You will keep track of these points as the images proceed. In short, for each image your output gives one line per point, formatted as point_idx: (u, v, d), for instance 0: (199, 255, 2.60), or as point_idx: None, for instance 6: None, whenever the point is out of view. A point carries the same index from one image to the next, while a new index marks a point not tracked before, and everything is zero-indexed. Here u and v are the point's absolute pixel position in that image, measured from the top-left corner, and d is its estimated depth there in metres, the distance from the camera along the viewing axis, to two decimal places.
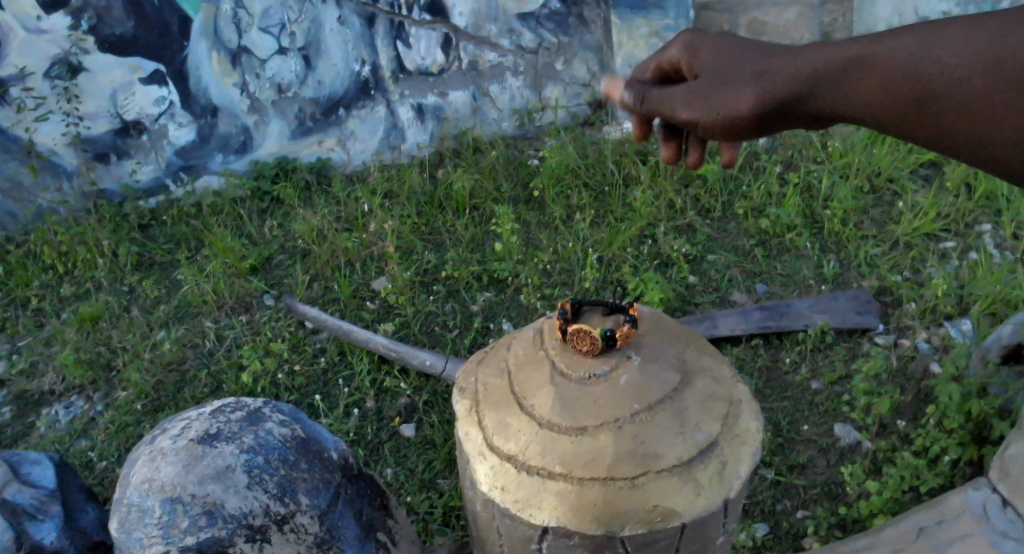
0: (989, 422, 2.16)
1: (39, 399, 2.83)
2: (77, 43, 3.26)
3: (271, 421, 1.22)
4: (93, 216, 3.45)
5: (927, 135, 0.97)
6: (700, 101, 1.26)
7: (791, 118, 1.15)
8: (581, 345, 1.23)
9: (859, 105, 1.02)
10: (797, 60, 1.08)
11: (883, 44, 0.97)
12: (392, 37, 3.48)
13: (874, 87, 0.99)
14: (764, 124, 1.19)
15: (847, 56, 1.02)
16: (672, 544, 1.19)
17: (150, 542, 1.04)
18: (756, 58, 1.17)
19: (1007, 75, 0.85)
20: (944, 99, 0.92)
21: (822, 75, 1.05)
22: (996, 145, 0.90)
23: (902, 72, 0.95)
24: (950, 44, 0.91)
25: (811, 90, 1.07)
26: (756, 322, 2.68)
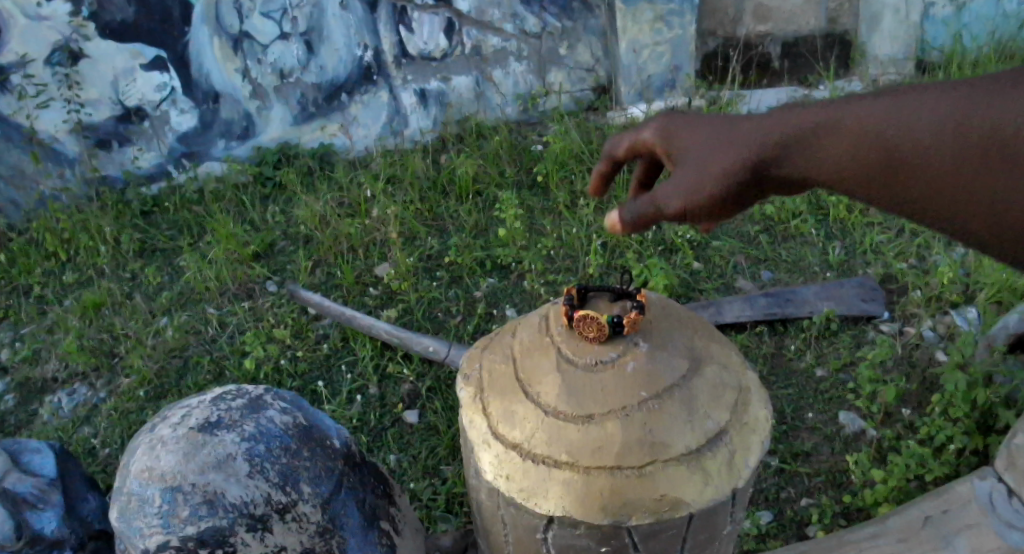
0: (995, 411, 2.14)
1: (42, 387, 2.83)
2: (78, 29, 3.23)
3: (272, 409, 1.21)
4: (95, 202, 3.42)
5: (898, 202, 0.93)
6: (679, 179, 1.08)
7: (764, 186, 1.05)
8: (589, 332, 1.19)
9: (833, 170, 0.95)
10: (767, 124, 1.00)
11: (851, 109, 0.92)
12: (394, 22, 3.44)
13: (844, 153, 0.93)
14: (743, 195, 1.06)
15: (815, 120, 0.96)
16: (680, 533, 1.17)
17: (150, 531, 1.03)
18: (733, 127, 1.05)
19: (976, 145, 0.82)
20: (914, 167, 0.88)
21: (795, 140, 0.97)
22: (968, 211, 0.86)
23: (870, 138, 0.90)
24: (918, 110, 0.86)
25: (785, 152, 0.99)
26: (761, 309, 2.66)
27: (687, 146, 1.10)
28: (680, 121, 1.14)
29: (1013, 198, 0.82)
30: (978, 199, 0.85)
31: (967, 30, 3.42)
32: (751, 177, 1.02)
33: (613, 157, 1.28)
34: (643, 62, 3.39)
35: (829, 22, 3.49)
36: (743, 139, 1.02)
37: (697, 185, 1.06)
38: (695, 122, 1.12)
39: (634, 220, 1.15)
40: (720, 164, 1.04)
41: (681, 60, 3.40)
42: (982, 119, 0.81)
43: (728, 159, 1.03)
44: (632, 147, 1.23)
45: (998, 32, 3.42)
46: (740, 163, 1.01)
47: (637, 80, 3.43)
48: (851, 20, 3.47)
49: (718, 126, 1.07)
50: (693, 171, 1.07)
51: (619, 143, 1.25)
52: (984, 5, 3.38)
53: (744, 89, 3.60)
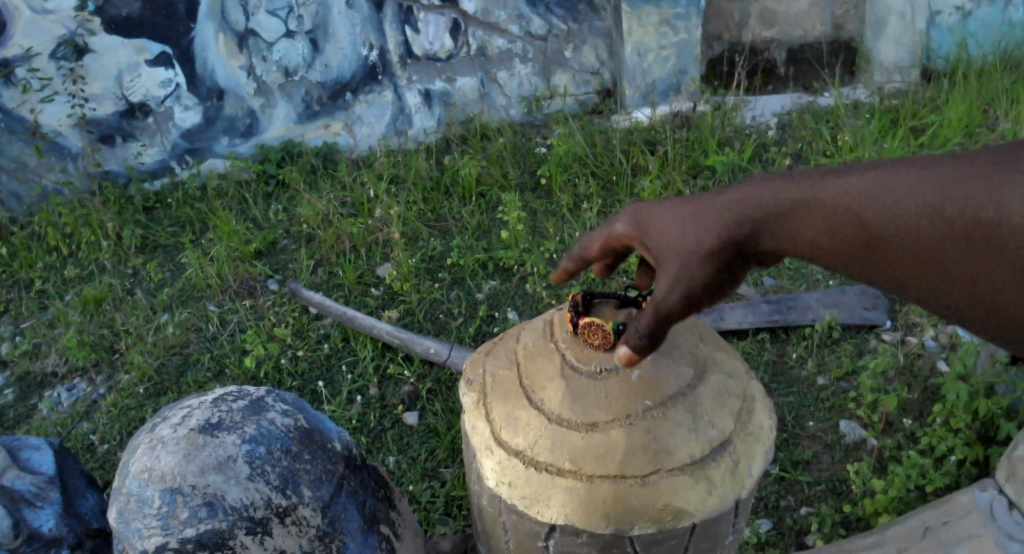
0: (996, 422, 2.13)
1: (42, 381, 2.82)
2: (83, 23, 3.23)
3: (274, 411, 1.20)
4: (98, 198, 3.42)
5: (881, 279, 0.87)
6: (664, 272, 0.97)
7: (750, 264, 0.97)
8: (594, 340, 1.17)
9: (816, 248, 0.88)
10: (743, 203, 0.92)
11: (829, 184, 0.86)
12: (400, 21, 3.44)
13: (825, 231, 0.86)
14: (731, 274, 0.96)
15: (791, 197, 0.89)
16: (682, 543, 1.16)
17: (149, 532, 1.02)
18: (712, 207, 0.94)
19: (960, 228, 0.77)
20: (896, 248, 0.82)
21: (775, 217, 0.90)
22: (954, 291, 0.82)
23: (850, 218, 0.84)
24: (898, 189, 0.81)
25: (766, 230, 0.91)
26: (763, 316, 2.66)
27: (662, 234, 0.98)
28: (646, 207, 1.02)
29: (1004, 282, 0.77)
30: (966, 279, 0.80)
31: (974, 37, 3.39)
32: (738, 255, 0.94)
33: (581, 259, 1.13)
34: (648, 65, 3.39)
35: (834, 29, 3.49)
36: (724, 220, 0.93)
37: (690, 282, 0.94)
38: (664, 206, 1.00)
39: (645, 340, 1.01)
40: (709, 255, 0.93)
41: (686, 64, 3.40)
42: (967, 201, 0.76)
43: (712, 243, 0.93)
44: (606, 244, 1.09)
45: (1004, 41, 3.39)
46: (724, 247, 0.93)
47: (642, 83, 3.43)
48: (857, 27, 3.46)
49: (692, 206, 0.96)
50: (677, 261, 0.95)
51: (591, 242, 1.11)
52: (990, 13, 3.35)
53: (748, 94, 3.59)
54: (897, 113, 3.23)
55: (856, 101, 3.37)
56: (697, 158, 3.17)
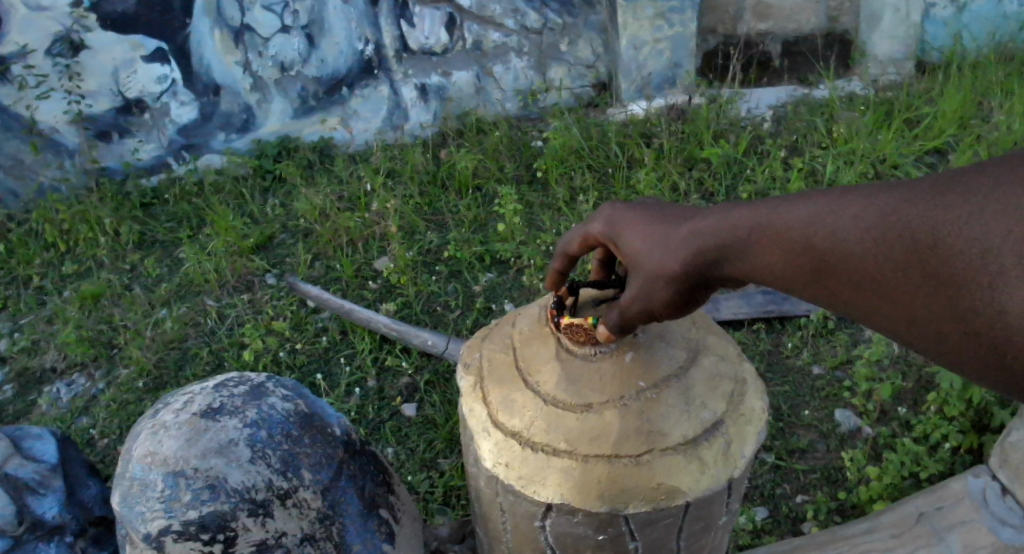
0: (989, 410, 2.16)
1: (40, 377, 2.84)
2: (79, 20, 3.23)
3: (274, 396, 1.22)
4: (94, 194, 3.43)
5: (837, 306, 0.84)
6: (634, 280, 1.03)
7: (718, 286, 0.98)
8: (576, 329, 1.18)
9: (772, 273, 0.88)
10: (707, 225, 0.93)
11: (781, 211, 0.85)
12: (395, 16, 3.45)
13: (781, 257, 0.85)
14: (692, 293, 0.99)
15: (753, 223, 0.88)
16: (676, 522, 1.19)
17: (153, 515, 1.05)
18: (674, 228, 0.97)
19: (899, 253, 0.73)
20: (842, 274, 0.80)
21: (733, 243, 0.90)
22: (904, 327, 0.77)
23: (805, 241, 0.82)
24: (844, 216, 0.78)
25: (725, 255, 0.92)
26: (759, 306, 2.69)
27: (633, 244, 1.03)
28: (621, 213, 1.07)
29: (942, 316, 0.71)
30: (910, 313, 0.75)
31: (968, 30, 3.43)
32: (697, 277, 0.96)
33: (567, 253, 1.20)
34: (644, 58, 3.40)
35: (829, 21, 3.51)
36: (688, 246, 0.95)
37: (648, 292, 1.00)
38: (637, 218, 1.04)
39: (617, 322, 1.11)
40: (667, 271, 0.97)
41: (681, 57, 3.41)
42: (909, 227, 0.72)
43: (671, 262, 0.96)
44: (582, 240, 1.15)
45: (999, 33, 3.43)
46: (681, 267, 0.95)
47: (637, 77, 3.43)
48: (851, 20, 3.47)
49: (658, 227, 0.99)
50: (642, 275, 1.01)
51: (571, 240, 1.18)
52: (986, 6, 3.38)
53: (743, 86, 3.60)
54: (892, 105, 3.25)
55: (850, 93, 3.40)
56: (692, 151, 3.19)
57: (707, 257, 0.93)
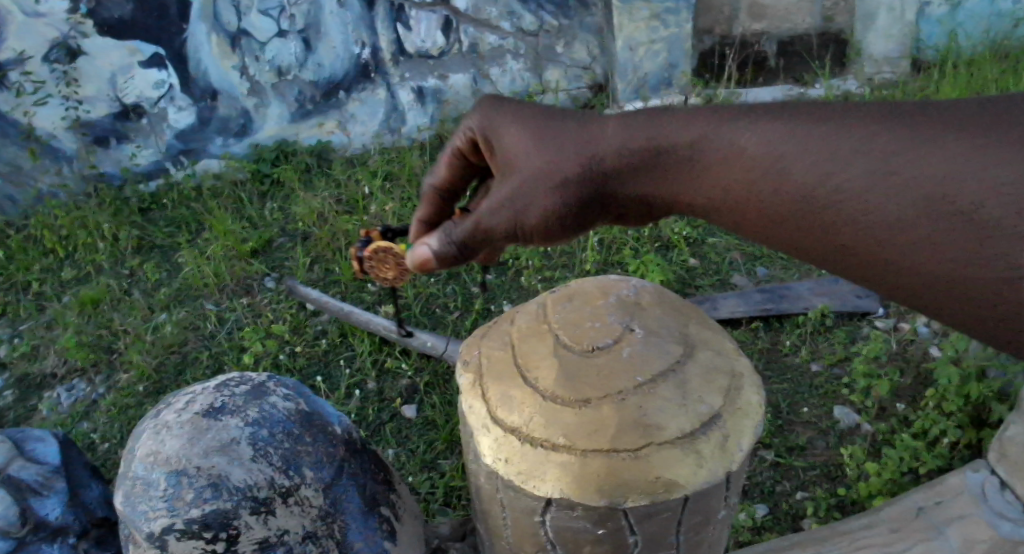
0: (987, 405, 2.17)
1: (41, 382, 2.84)
2: (76, 26, 3.24)
3: (275, 395, 1.23)
4: (93, 200, 3.44)
5: (806, 245, 0.86)
6: (510, 179, 1.04)
7: (619, 205, 1.03)
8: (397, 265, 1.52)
9: (729, 195, 0.90)
10: (611, 137, 0.97)
11: (761, 137, 0.86)
12: (392, 19, 3.46)
13: (752, 182, 0.87)
14: (584, 212, 1.04)
15: (694, 140, 0.91)
16: (674, 516, 1.20)
17: (155, 514, 1.07)
18: (588, 141, 0.98)
19: (905, 197, 0.75)
20: (827, 209, 0.81)
21: (688, 162, 0.92)
22: (856, 263, 0.82)
23: (765, 163, 0.85)
24: (841, 150, 0.80)
25: (674, 174, 0.94)
26: (756, 305, 2.70)
27: (519, 148, 1.04)
28: (497, 111, 1.09)
29: (939, 262, 0.74)
30: (885, 254, 0.78)
31: (962, 28, 3.45)
32: (596, 189, 1.00)
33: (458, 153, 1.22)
34: (639, 59, 3.41)
35: (823, 21, 3.53)
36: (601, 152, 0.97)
37: (543, 205, 1.03)
38: (522, 122, 1.05)
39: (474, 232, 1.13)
40: (569, 182, 1.00)
41: (676, 58, 3.42)
42: (925, 173, 0.74)
43: (565, 171, 0.99)
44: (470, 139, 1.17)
45: (993, 31, 3.45)
46: (585, 176, 0.99)
47: (633, 78, 3.45)
48: (845, 19, 3.49)
49: (559, 132, 1.01)
50: (532, 178, 1.02)
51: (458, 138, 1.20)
52: (979, 5, 3.42)
53: (739, 86, 3.62)
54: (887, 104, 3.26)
55: (846, 93, 3.41)
56: None
57: (615, 166, 0.97)
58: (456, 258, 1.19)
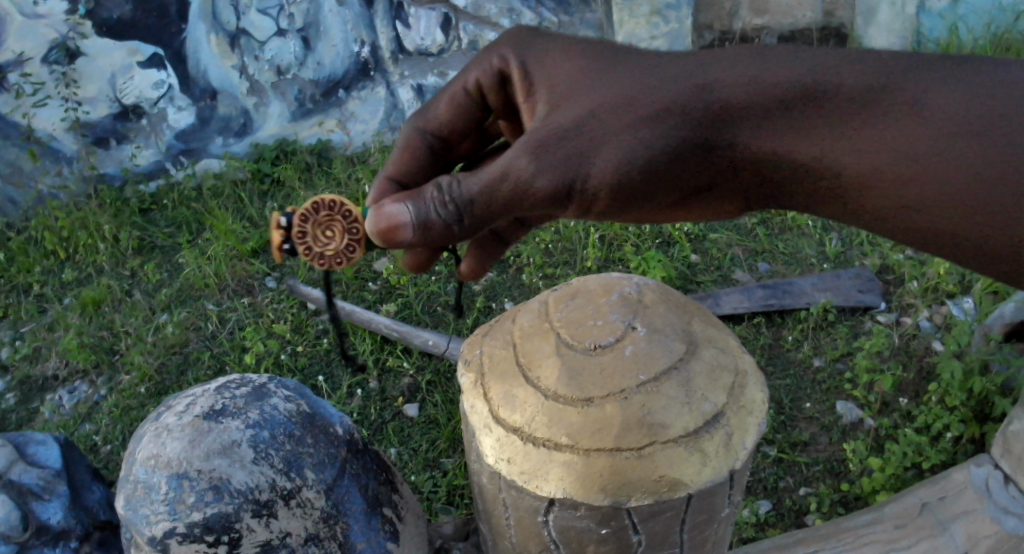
0: (990, 399, 2.16)
1: (43, 384, 2.84)
2: (75, 27, 3.21)
3: (276, 396, 1.22)
4: (94, 200, 3.43)
5: (918, 207, 0.98)
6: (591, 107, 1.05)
7: (710, 161, 1.07)
8: (313, 247, 1.18)
9: (862, 145, 0.98)
10: (730, 78, 1.03)
11: (899, 93, 0.95)
12: (391, 17, 3.45)
13: (885, 135, 0.96)
14: (678, 156, 1.05)
15: (831, 84, 0.98)
16: (678, 514, 1.20)
17: (157, 517, 1.08)
18: (700, 79, 1.04)
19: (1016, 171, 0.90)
20: (948, 175, 0.93)
21: (820, 104, 0.99)
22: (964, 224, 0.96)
23: (902, 118, 0.95)
24: (964, 117, 0.92)
25: (803, 118, 1.00)
26: (759, 300, 2.68)
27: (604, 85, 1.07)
28: (548, 53, 1.19)
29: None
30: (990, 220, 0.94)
31: (964, 22, 3.46)
32: (697, 130, 1.04)
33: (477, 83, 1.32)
34: None
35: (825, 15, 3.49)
36: (720, 88, 1.03)
37: (631, 139, 1.03)
38: (590, 63, 1.12)
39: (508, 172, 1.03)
40: (669, 115, 1.03)
41: None
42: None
43: (671, 101, 1.03)
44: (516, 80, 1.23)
45: (995, 25, 3.45)
46: (689, 108, 1.03)
47: None
48: (847, 13, 3.48)
49: (660, 70, 1.06)
50: (630, 110, 1.04)
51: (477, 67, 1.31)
52: None
53: None
54: None
55: None
56: None
57: (736, 103, 1.02)
58: (460, 218, 1.08)
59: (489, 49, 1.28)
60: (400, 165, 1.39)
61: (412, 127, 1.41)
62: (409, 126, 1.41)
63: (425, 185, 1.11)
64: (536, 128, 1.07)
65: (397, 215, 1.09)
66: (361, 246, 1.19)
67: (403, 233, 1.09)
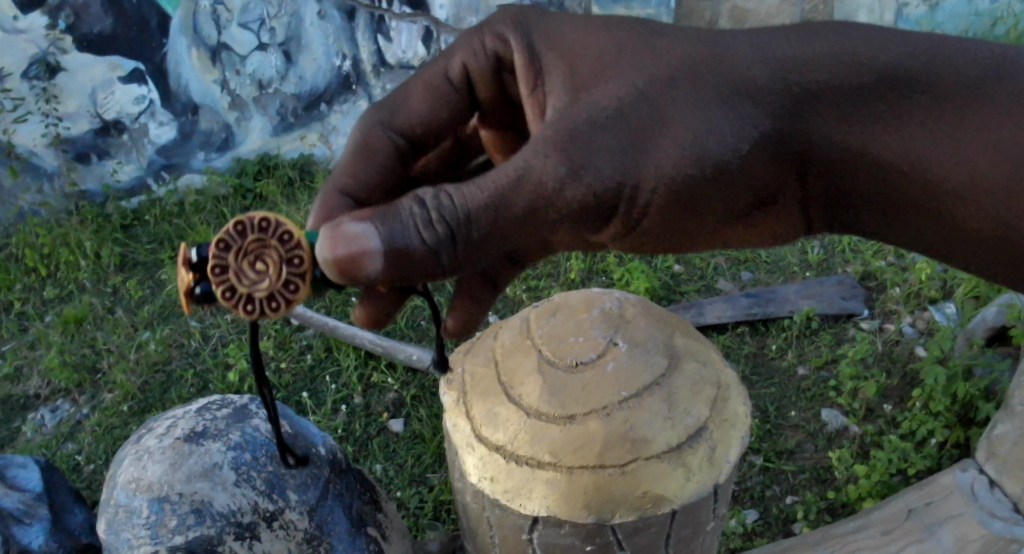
0: (974, 404, 2.18)
1: (24, 404, 2.80)
2: (55, 42, 3.18)
3: (258, 418, 1.23)
4: (75, 217, 3.41)
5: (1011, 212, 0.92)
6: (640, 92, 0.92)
7: (789, 155, 0.95)
8: (238, 287, 0.82)
9: (961, 135, 0.90)
10: (821, 58, 0.93)
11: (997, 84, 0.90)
12: (372, 31, 3.42)
13: (990, 126, 0.89)
14: (757, 151, 0.93)
15: (932, 69, 0.91)
16: (663, 529, 1.20)
17: (138, 542, 1.07)
18: (780, 62, 0.93)
19: None
20: None
21: (920, 91, 0.91)
22: None
23: (1006, 111, 0.89)
24: None
25: (902, 104, 0.91)
26: (743, 309, 2.70)
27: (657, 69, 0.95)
28: (566, 35, 1.07)
29: None
30: None
31: (941, 29, 3.52)
32: (780, 118, 0.92)
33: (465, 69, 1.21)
34: None
35: None
36: (808, 68, 0.93)
37: (695, 126, 0.90)
38: (614, 45, 0.99)
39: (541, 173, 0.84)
40: (743, 95, 0.92)
41: None
42: None
43: (753, 84, 0.92)
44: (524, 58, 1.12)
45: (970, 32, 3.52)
46: (770, 90, 0.92)
47: None
48: None
49: (731, 49, 0.95)
50: (698, 97, 0.91)
51: (463, 50, 1.20)
52: (957, 5, 3.48)
53: None
54: None
55: None
56: None
57: (826, 80, 0.92)
58: (452, 242, 0.82)
59: (475, 30, 1.20)
60: (356, 169, 1.18)
61: (373, 123, 1.21)
62: (371, 122, 1.21)
63: (396, 200, 0.84)
64: (564, 116, 0.91)
65: (362, 237, 0.80)
66: (307, 280, 0.84)
67: (369, 263, 0.80)
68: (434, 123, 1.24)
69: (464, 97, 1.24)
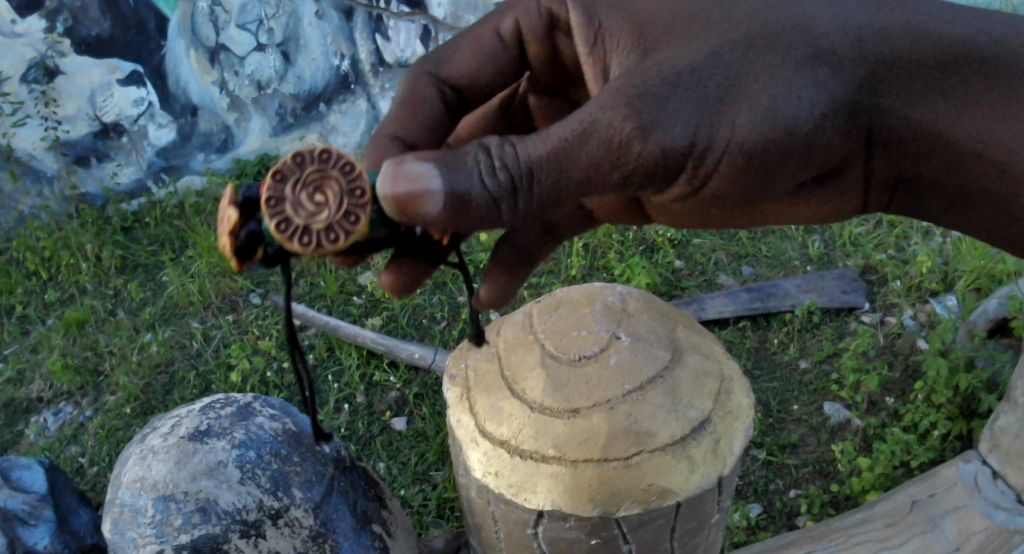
0: (976, 396, 2.19)
1: (27, 407, 2.80)
2: (54, 45, 3.18)
3: (262, 415, 1.24)
4: (76, 220, 3.41)
5: None
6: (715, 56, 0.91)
7: (852, 124, 0.97)
8: (295, 220, 0.80)
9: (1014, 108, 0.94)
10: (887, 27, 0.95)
11: None
12: (370, 30, 3.43)
13: None
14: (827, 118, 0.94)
15: (994, 45, 0.94)
16: (668, 522, 1.20)
17: (144, 541, 1.08)
18: (853, 29, 0.95)
19: None
20: None
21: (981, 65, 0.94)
22: None
23: None
24: None
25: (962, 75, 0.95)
26: (743, 304, 2.70)
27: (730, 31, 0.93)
28: None
29: None
30: None
31: None
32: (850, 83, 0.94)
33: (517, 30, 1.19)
34: None
35: None
36: (878, 35, 0.95)
37: (771, 91, 0.89)
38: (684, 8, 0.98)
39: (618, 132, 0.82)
40: (820, 62, 0.92)
41: None
42: None
43: (828, 50, 0.93)
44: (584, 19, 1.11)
45: None
46: (843, 57, 0.93)
47: None
48: None
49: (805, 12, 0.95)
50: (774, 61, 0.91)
51: (516, 11, 1.19)
52: None
53: None
54: None
55: None
56: None
57: (892, 51, 0.95)
58: (513, 195, 0.80)
59: None
60: (405, 119, 1.14)
61: (422, 75, 1.18)
62: (418, 73, 1.18)
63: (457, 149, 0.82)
64: (632, 76, 0.88)
65: (423, 177, 0.77)
66: (367, 214, 0.82)
67: (428, 204, 0.77)
68: (481, 78, 1.20)
69: (514, 57, 1.22)
